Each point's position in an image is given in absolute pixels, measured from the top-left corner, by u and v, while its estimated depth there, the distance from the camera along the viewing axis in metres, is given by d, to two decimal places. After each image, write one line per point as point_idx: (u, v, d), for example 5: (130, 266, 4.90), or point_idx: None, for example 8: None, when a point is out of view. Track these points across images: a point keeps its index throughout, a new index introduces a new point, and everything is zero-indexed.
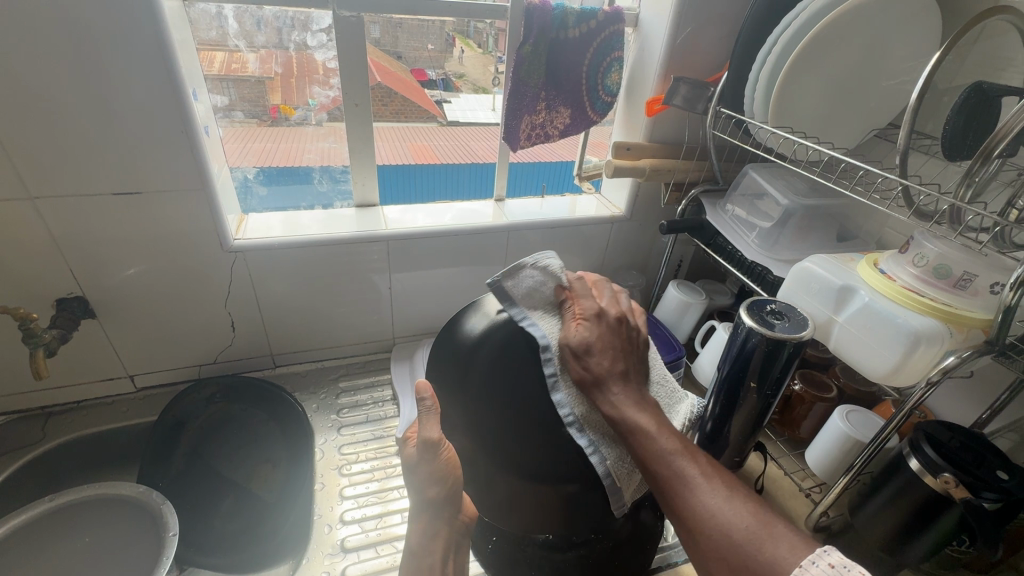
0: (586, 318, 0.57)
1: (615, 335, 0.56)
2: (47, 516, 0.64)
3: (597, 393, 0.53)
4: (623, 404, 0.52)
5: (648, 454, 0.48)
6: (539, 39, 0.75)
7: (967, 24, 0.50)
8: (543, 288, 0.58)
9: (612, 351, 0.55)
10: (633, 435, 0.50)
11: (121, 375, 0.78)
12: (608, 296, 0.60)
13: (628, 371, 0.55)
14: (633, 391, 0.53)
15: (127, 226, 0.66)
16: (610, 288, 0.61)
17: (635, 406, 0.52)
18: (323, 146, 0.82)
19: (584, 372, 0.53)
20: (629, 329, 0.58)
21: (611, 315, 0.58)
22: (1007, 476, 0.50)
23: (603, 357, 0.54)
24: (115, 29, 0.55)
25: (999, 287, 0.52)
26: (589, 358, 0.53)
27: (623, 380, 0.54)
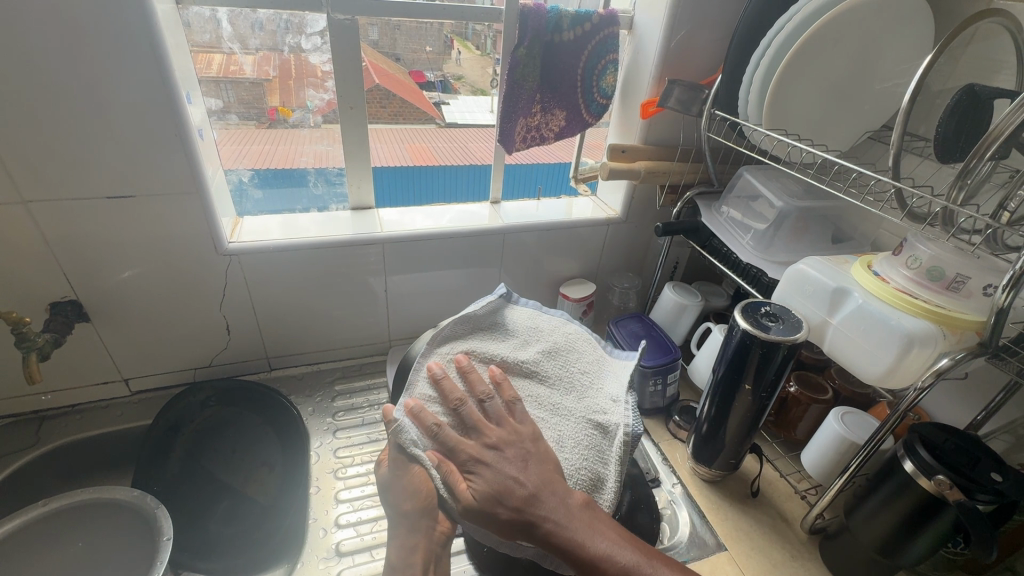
0: (471, 470, 0.52)
1: (507, 465, 0.52)
2: (41, 519, 0.64)
3: (532, 530, 0.49)
4: (560, 532, 0.49)
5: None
6: (534, 42, 0.75)
7: (960, 25, 0.50)
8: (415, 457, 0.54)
9: (515, 484, 0.51)
10: (582, 565, 0.48)
11: (116, 378, 0.78)
12: (472, 424, 0.55)
13: (540, 481, 0.52)
14: (555, 504, 0.51)
15: (121, 229, 0.66)
16: (469, 409, 0.55)
17: (572, 526, 0.50)
18: (317, 148, 0.81)
19: (508, 521, 0.50)
20: (514, 442, 0.54)
21: (488, 445, 0.54)
22: (1002, 478, 0.50)
23: (516, 494, 0.51)
24: (108, 32, 0.55)
25: (992, 289, 0.51)
26: (503, 507, 0.50)
27: (543, 500, 0.51)
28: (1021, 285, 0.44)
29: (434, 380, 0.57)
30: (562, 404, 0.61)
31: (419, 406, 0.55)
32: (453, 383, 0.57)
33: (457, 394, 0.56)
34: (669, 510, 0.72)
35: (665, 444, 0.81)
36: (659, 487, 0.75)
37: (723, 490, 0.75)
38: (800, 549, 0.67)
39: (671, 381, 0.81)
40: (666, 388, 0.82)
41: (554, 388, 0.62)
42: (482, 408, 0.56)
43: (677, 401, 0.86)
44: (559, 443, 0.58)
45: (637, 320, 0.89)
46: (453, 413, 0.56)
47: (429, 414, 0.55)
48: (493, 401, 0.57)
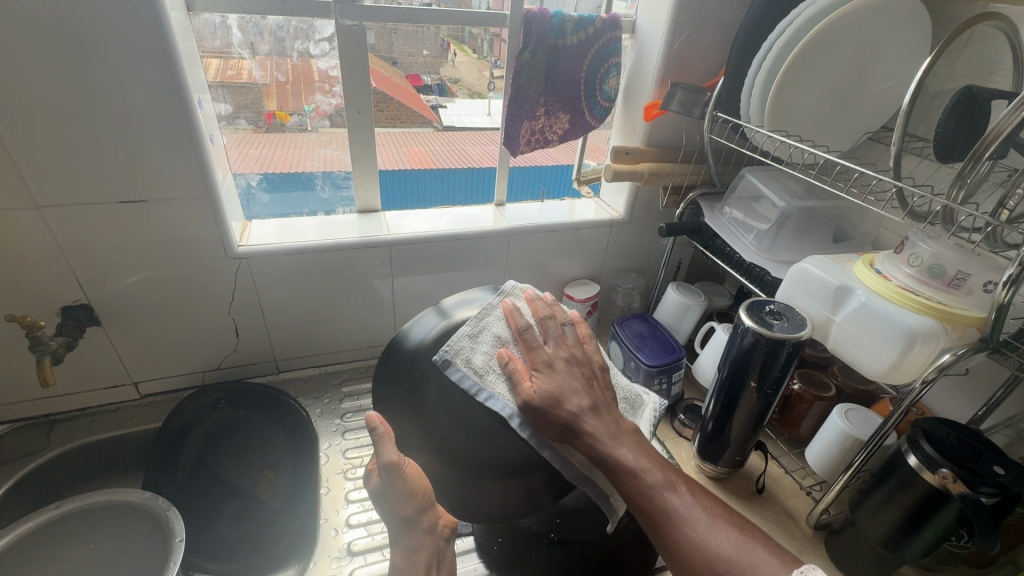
0: (538, 371, 0.54)
1: (571, 377, 0.54)
2: (55, 522, 0.64)
3: (579, 439, 0.51)
4: (604, 443, 0.51)
5: (637, 492, 0.50)
6: (538, 46, 0.76)
7: (956, 29, 0.51)
8: (485, 349, 0.55)
9: (575, 393, 0.53)
10: (620, 475, 0.50)
11: (125, 382, 0.79)
12: (554, 336, 0.57)
13: (597, 403, 0.54)
14: (607, 423, 0.53)
15: (133, 234, 0.67)
16: (553, 324, 0.58)
17: (618, 443, 0.51)
18: (323, 153, 0.83)
19: (556, 425, 0.51)
20: (584, 362, 0.57)
21: (564, 358, 0.56)
22: (1004, 472, 0.51)
23: (571, 402, 0.52)
24: (122, 40, 0.56)
25: (991, 285, 0.53)
26: (556, 411, 0.51)
27: (596, 414, 0.53)
28: (1020, 281, 0.45)
29: (529, 296, 0.61)
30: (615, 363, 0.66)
31: (513, 305, 0.59)
32: (542, 304, 0.61)
33: (544, 311, 0.60)
34: None
35: (669, 442, 0.82)
36: None
37: (728, 487, 0.76)
38: (805, 545, 0.68)
39: (677, 379, 0.82)
40: (672, 386, 0.83)
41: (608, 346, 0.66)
42: (562, 328, 0.59)
43: (682, 400, 0.87)
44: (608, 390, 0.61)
45: (641, 321, 0.90)
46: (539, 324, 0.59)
47: (522, 315, 0.58)
48: (572, 327, 0.60)
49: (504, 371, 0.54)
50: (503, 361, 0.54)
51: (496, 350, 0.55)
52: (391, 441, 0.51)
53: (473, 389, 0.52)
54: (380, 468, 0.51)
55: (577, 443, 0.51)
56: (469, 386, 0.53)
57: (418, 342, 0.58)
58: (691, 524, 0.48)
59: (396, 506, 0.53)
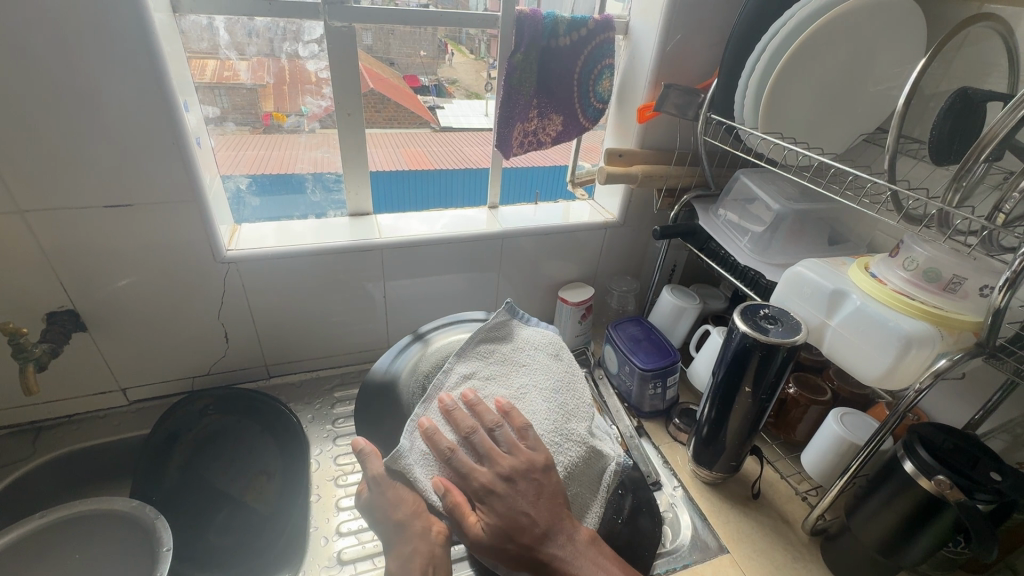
0: (481, 499, 0.52)
1: (519, 498, 0.52)
2: (41, 531, 0.63)
3: (538, 568, 0.51)
4: (564, 570, 0.51)
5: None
6: (531, 47, 0.75)
7: (951, 30, 0.50)
8: (419, 477, 0.53)
9: (526, 519, 0.52)
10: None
11: (114, 388, 0.78)
12: (484, 453, 0.53)
13: (550, 523, 0.52)
14: (562, 543, 0.52)
15: (121, 239, 0.66)
16: (482, 439, 0.54)
17: (578, 564, 0.51)
18: (315, 155, 0.81)
19: (513, 556, 0.51)
20: (527, 473, 0.53)
21: (500, 474, 0.52)
22: (1001, 478, 0.50)
23: (524, 534, 0.51)
24: (106, 42, 0.55)
25: (988, 290, 0.52)
26: (511, 541, 0.51)
27: (552, 539, 0.52)
28: (1018, 285, 0.44)
29: (444, 409, 0.55)
30: (574, 429, 0.59)
31: (432, 428, 0.53)
32: (462, 412, 0.55)
33: (469, 423, 0.54)
34: (671, 513, 0.72)
35: (665, 446, 0.81)
36: (660, 490, 0.74)
37: (724, 492, 0.75)
38: (802, 551, 0.68)
39: (671, 383, 0.81)
40: (666, 391, 0.82)
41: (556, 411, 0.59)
42: (492, 437, 0.54)
43: (677, 404, 0.86)
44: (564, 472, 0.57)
45: (636, 324, 0.89)
46: (466, 439, 0.54)
47: (443, 436, 0.53)
48: (502, 429, 0.55)
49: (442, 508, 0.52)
50: (438, 496, 0.52)
51: (430, 479, 0.52)
52: (377, 458, 0.54)
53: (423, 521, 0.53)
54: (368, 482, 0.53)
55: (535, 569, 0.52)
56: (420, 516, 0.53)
57: (394, 367, 0.66)
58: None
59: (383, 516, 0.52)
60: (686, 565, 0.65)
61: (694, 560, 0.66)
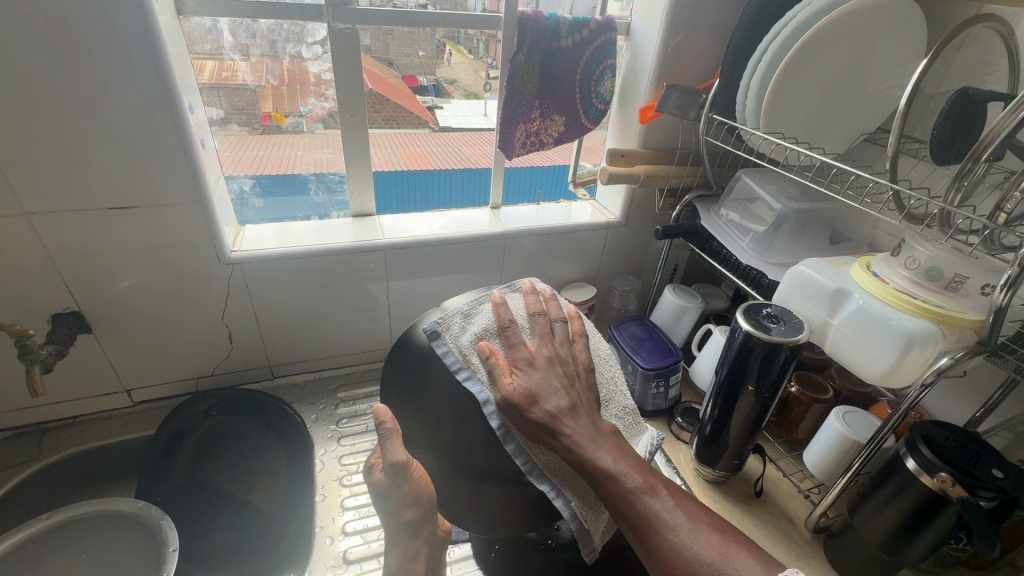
0: (518, 368, 0.53)
1: (552, 375, 0.53)
2: (47, 533, 0.64)
3: (556, 439, 0.50)
4: (582, 445, 0.50)
5: (616, 496, 0.48)
6: (532, 49, 0.75)
7: (951, 31, 0.51)
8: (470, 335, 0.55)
9: (555, 392, 0.51)
10: (600, 480, 0.49)
11: (118, 390, 0.78)
12: (541, 333, 0.56)
13: (575, 403, 0.52)
14: (584, 424, 0.51)
15: (125, 240, 0.66)
16: (544, 322, 0.57)
17: (597, 444, 0.50)
18: (316, 156, 0.82)
19: (533, 424, 0.50)
20: (567, 363, 0.55)
21: (547, 355, 0.54)
22: (1003, 475, 0.51)
23: (549, 401, 0.51)
24: (113, 46, 0.55)
25: (989, 288, 0.52)
26: (535, 408, 0.50)
27: (574, 415, 0.51)
28: (1018, 284, 0.45)
29: (524, 290, 0.59)
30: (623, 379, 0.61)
31: (502, 300, 0.57)
32: (532, 300, 0.59)
33: (537, 306, 0.58)
34: None
35: (667, 446, 0.81)
36: None
37: (726, 490, 0.75)
38: (804, 549, 0.68)
39: (673, 382, 0.82)
40: (669, 390, 0.83)
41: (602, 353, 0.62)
42: (551, 325, 0.57)
43: (680, 403, 0.87)
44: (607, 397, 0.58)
45: (638, 323, 0.89)
46: (530, 319, 0.57)
47: (509, 310, 0.56)
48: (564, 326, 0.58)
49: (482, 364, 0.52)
50: (483, 355, 0.52)
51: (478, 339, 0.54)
52: (398, 437, 0.51)
53: (455, 369, 0.53)
54: (388, 466, 0.51)
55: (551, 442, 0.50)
56: (452, 365, 0.53)
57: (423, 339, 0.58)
58: (673, 528, 0.47)
59: (400, 509, 0.54)
60: None
61: None
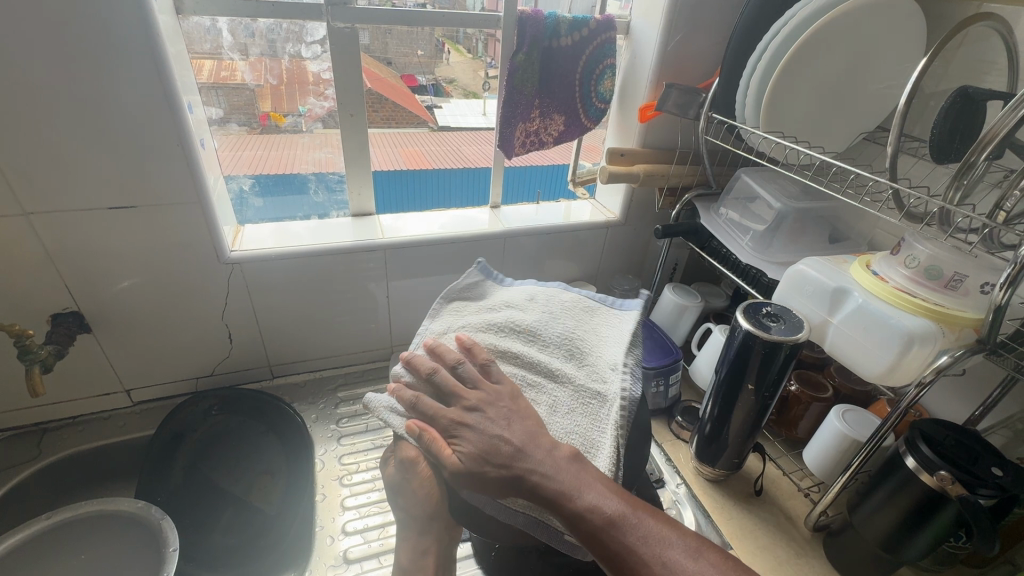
0: (458, 429, 0.50)
1: (490, 424, 0.49)
2: (47, 533, 0.64)
3: (517, 486, 0.47)
4: (544, 482, 0.46)
5: (585, 531, 0.44)
6: (532, 48, 0.75)
7: (952, 29, 0.51)
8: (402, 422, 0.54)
9: (500, 441, 0.48)
10: (566, 518, 0.45)
11: (118, 390, 0.78)
12: (451, 389, 0.52)
13: (526, 441, 0.49)
14: (542, 458, 0.47)
15: (124, 240, 0.66)
16: (445, 377, 0.53)
17: (558, 479, 0.46)
18: (316, 156, 0.82)
19: (495, 477, 0.47)
20: (495, 402, 0.51)
21: (469, 407, 0.51)
22: (1002, 473, 0.51)
23: (499, 452, 0.48)
24: (111, 45, 0.55)
25: (989, 287, 0.53)
26: (489, 466, 0.48)
27: (529, 456, 0.48)
28: (1018, 283, 0.45)
29: (404, 359, 0.55)
30: (560, 368, 0.56)
31: (398, 385, 0.54)
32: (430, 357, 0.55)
33: (428, 365, 0.54)
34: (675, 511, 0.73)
35: (668, 444, 0.81)
36: (663, 487, 0.75)
37: (726, 489, 0.75)
38: (804, 546, 0.68)
39: (672, 382, 0.82)
40: (669, 388, 0.83)
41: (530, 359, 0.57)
42: (456, 372, 0.54)
43: (680, 402, 0.87)
44: (551, 403, 0.55)
45: (638, 322, 0.90)
46: (429, 381, 0.54)
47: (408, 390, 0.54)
48: (469, 363, 0.54)
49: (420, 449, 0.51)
50: (415, 439, 0.51)
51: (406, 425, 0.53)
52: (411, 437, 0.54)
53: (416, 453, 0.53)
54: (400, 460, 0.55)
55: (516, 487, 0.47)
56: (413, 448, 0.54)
57: None
58: (644, 560, 0.43)
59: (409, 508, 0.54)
60: None
61: None
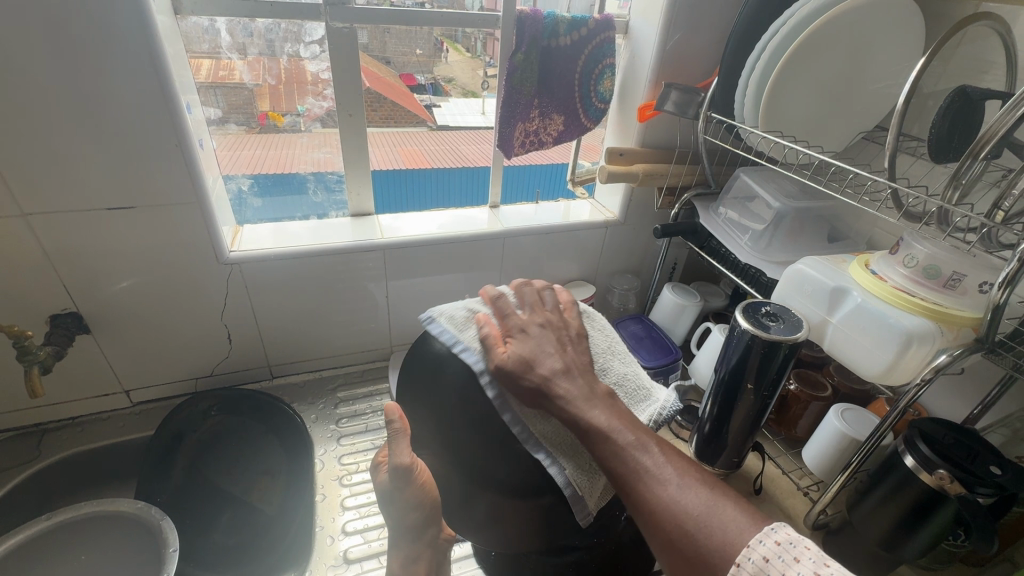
0: (512, 335, 0.54)
1: (544, 341, 0.54)
2: (46, 534, 0.64)
3: (550, 402, 0.50)
4: (574, 404, 0.49)
5: (608, 454, 0.47)
6: (531, 47, 0.75)
7: (950, 29, 0.51)
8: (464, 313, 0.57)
9: (548, 356, 0.52)
10: (590, 437, 0.48)
11: (117, 391, 0.78)
12: (530, 304, 0.58)
13: (569, 366, 0.52)
14: (578, 385, 0.51)
15: (123, 241, 0.66)
16: (532, 294, 0.59)
17: (589, 406, 0.49)
18: (316, 156, 0.82)
19: (529, 390, 0.50)
20: (561, 330, 0.57)
21: (535, 321, 0.56)
22: (1000, 472, 0.51)
23: (543, 366, 0.51)
24: (109, 46, 0.55)
25: (987, 286, 0.53)
26: (528, 374, 0.51)
27: (568, 377, 0.51)
28: (1017, 282, 0.45)
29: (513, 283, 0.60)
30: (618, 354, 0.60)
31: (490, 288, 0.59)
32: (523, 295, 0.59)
33: (521, 284, 0.61)
34: None
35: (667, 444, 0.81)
36: None
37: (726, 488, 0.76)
38: None
39: (672, 381, 0.82)
40: (667, 388, 0.83)
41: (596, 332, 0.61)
42: (539, 296, 0.59)
43: (679, 401, 0.87)
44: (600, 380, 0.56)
45: (638, 322, 0.90)
46: (517, 292, 0.59)
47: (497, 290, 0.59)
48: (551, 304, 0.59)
49: (479, 333, 0.54)
50: (479, 324, 0.54)
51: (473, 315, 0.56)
52: (406, 439, 0.52)
53: (451, 343, 0.54)
54: (393, 468, 0.51)
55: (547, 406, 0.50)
56: (449, 339, 0.54)
57: (438, 352, 0.55)
58: (659, 481, 0.43)
59: (409, 510, 0.54)
60: None
61: None
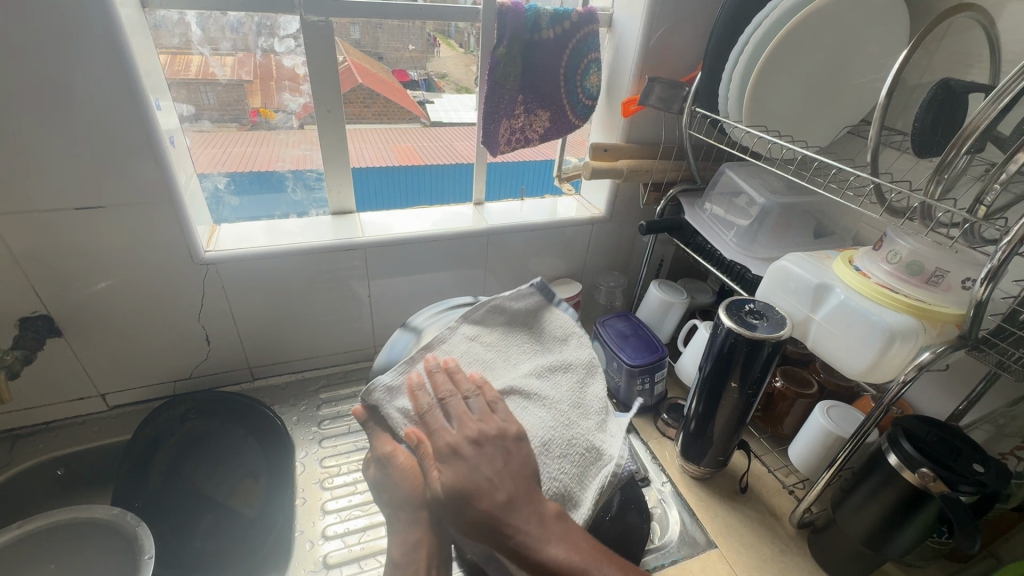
0: (444, 458, 0.49)
1: (484, 464, 0.49)
2: (18, 541, 0.62)
3: (502, 542, 0.46)
4: (531, 546, 0.45)
5: None
6: (513, 41, 0.74)
7: (935, 20, 0.50)
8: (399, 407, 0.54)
9: (489, 484, 0.48)
10: None
11: (92, 394, 0.76)
12: (456, 416, 0.51)
13: (514, 493, 0.48)
14: (527, 516, 0.47)
15: (92, 241, 0.64)
16: (457, 401, 0.52)
17: (540, 541, 0.46)
18: (295, 153, 0.80)
19: (474, 523, 0.47)
20: (496, 439, 0.50)
21: (468, 438, 0.50)
22: (984, 470, 0.50)
23: (485, 498, 0.47)
24: (72, 40, 0.53)
25: (970, 282, 0.52)
26: (468, 503, 0.47)
27: (516, 507, 0.47)
28: (999, 277, 0.44)
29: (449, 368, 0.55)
30: (570, 427, 0.56)
31: (436, 362, 0.55)
32: (443, 377, 0.54)
33: (445, 387, 0.54)
34: (659, 509, 0.72)
35: (653, 442, 0.81)
36: (648, 486, 0.74)
37: (712, 486, 0.75)
38: (789, 544, 0.68)
39: (659, 379, 0.81)
40: (654, 386, 0.82)
41: (503, 360, 0.60)
42: (466, 402, 0.53)
43: (665, 399, 0.86)
44: (545, 458, 0.53)
45: (624, 319, 0.88)
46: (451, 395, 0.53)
47: (424, 393, 0.53)
48: (479, 398, 0.53)
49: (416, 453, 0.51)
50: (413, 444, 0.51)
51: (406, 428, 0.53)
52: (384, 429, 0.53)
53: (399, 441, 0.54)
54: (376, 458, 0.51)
55: (501, 542, 0.46)
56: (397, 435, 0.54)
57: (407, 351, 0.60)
58: None
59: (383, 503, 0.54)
60: (674, 561, 0.65)
61: (682, 555, 0.66)
